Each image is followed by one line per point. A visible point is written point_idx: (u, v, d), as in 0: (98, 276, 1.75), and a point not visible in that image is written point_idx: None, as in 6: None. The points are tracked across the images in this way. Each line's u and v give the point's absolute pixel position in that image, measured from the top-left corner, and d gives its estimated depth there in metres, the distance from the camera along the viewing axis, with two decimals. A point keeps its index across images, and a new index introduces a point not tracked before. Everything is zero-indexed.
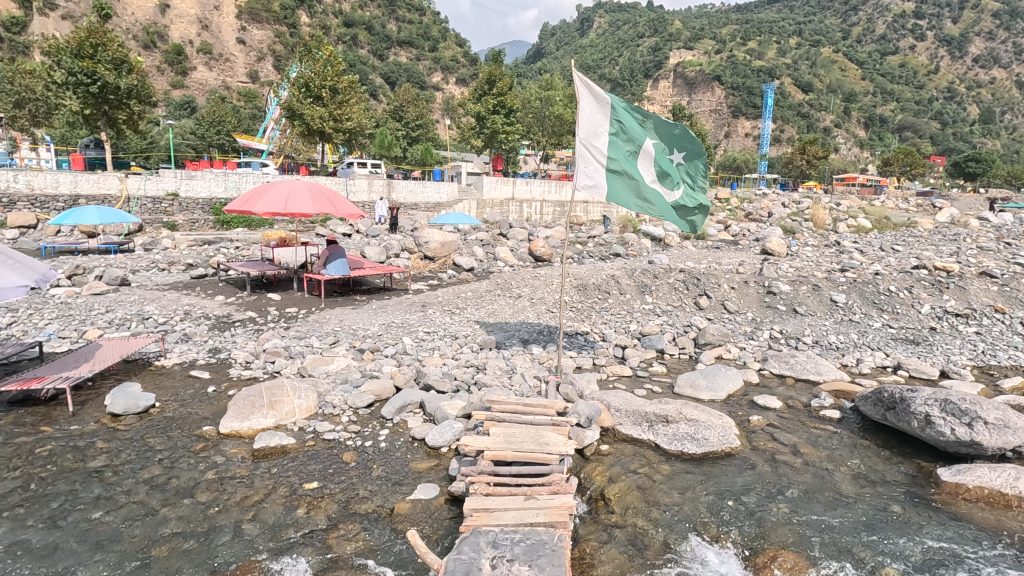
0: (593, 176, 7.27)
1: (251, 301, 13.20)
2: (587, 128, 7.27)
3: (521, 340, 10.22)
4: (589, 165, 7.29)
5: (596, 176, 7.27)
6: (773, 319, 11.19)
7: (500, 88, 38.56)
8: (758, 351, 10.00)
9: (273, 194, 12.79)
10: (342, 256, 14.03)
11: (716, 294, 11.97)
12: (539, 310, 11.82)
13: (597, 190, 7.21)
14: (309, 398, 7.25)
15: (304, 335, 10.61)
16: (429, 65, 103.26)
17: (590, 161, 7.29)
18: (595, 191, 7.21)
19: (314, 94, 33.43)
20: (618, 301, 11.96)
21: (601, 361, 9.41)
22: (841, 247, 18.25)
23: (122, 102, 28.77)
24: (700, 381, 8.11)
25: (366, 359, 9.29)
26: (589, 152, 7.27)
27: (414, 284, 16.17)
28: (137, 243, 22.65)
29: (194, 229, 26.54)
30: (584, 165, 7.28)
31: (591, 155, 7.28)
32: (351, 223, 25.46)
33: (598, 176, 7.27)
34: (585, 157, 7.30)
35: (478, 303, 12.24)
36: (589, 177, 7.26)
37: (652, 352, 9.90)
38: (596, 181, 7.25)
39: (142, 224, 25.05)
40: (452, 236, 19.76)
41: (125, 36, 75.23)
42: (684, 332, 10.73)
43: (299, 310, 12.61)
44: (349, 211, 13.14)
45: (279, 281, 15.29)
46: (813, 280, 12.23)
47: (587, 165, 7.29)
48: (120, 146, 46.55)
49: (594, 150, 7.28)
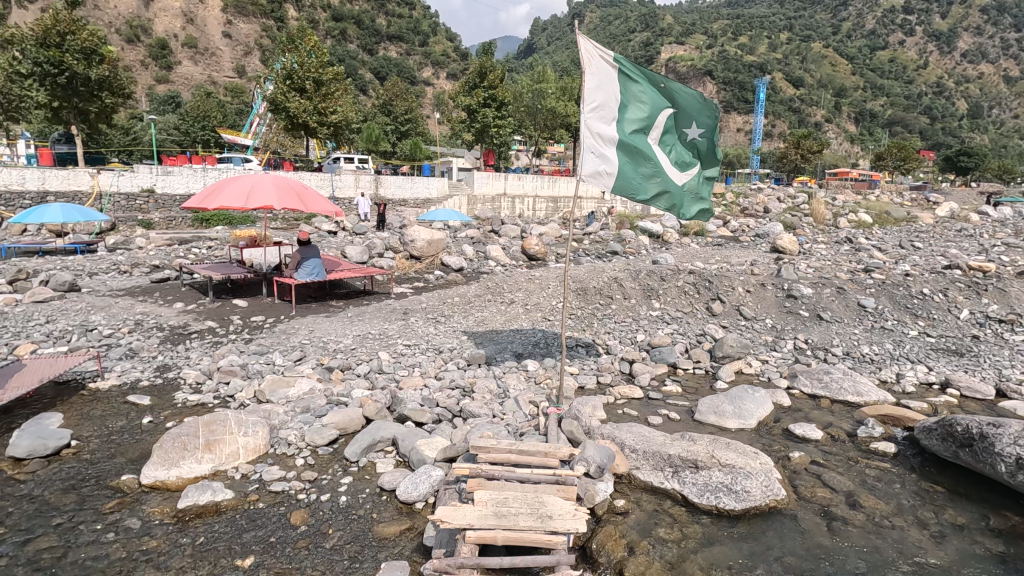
0: (599, 163, 6.07)
1: (213, 308, 11.85)
2: (594, 103, 6.02)
3: (514, 354, 8.98)
4: (596, 149, 6.06)
5: (603, 164, 6.08)
6: (795, 327, 10.02)
7: (491, 80, 37.18)
8: (783, 365, 8.84)
9: (234, 189, 11.54)
10: (316, 258, 12.75)
11: (730, 298, 10.80)
12: (534, 316, 10.59)
13: (606, 179, 6.05)
14: (258, 436, 5.98)
15: (266, 350, 9.29)
16: (419, 60, 101.68)
17: (598, 144, 6.06)
18: (602, 180, 6.05)
19: (297, 86, 31.97)
20: (623, 307, 10.75)
21: (607, 378, 8.21)
22: (854, 243, 17.19)
23: (93, 94, 27.17)
24: (726, 406, 6.90)
25: (336, 380, 8.00)
26: (597, 133, 6.04)
27: (397, 287, 14.90)
28: (106, 243, 21.17)
29: (170, 227, 25.06)
30: (588, 149, 6.04)
31: (600, 136, 6.04)
32: (336, 220, 24.11)
33: (605, 162, 6.08)
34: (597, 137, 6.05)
35: (466, 310, 10.96)
36: (595, 163, 6.07)
37: (664, 367, 8.72)
38: (606, 168, 6.08)
39: (114, 222, 23.59)
40: (440, 234, 18.49)
41: (107, 30, 73.06)
42: (697, 343, 9.54)
43: (266, 319, 11.29)
44: (320, 206, 11.83)
45: (249, 285, 13.95)
46: (837, 282, 11.05)
47: (594, 149, 6.06)
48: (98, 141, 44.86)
49: (602, 129, 6.05)
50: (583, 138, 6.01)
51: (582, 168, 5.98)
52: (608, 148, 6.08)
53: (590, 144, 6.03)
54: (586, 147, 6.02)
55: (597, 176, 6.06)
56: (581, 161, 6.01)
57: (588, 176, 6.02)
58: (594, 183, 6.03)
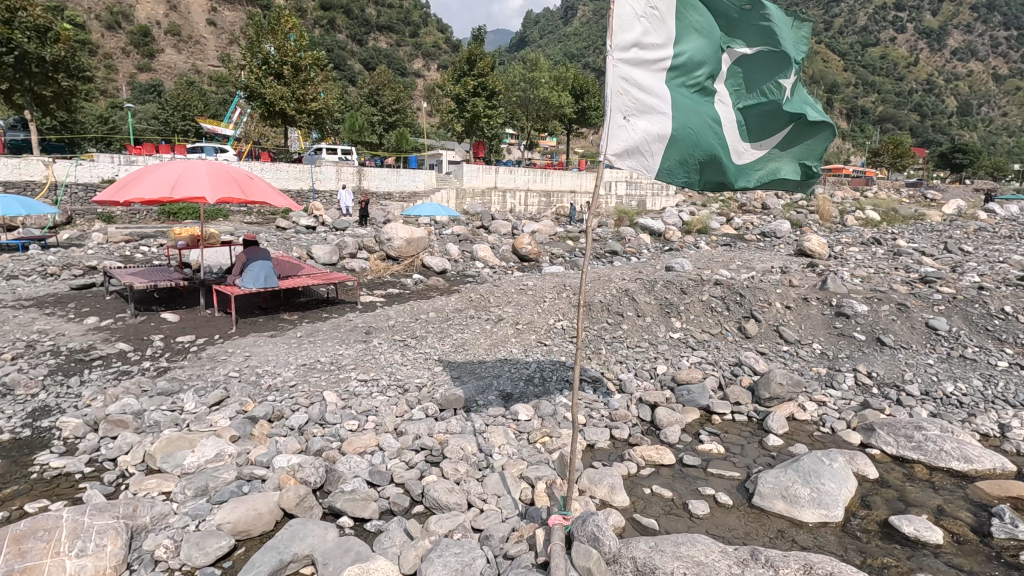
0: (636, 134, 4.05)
1: (133, 326, 9.65)
2: (629, 43, 3.96)
3: (501, 395, 6.90)
4: (632, 113, 4.03)
5: (644, 135, 4.06)
6: (852, 355, 8.07)
7: (481, 68, 34.93)
8: (846, 410, 6.88)
9: (157, 176, 9.35)
10: (264, 262, 10.62)
11: (766, 315, 8.83)
12: (528, 337, 8.53)
13: (648, 159, 4.10)
14: (103, 553, 3.92)
15: (179, 387, 7.14)
16: (410, 51, 98.50)
17: (636, 104, 4.04)
18: (642, 161, 4.10)
19: (274, 71, 29.55)
20: (637, 327, 8.70)
21: (624, 434, 6.23)
22: (885, 246, 15.37)
23: (49, 77, 24.48)
24: (799, 487, 4.87)
25: (259, 439, 5.88)
26: (630, 88, 4.01)
27: (367, 295, 12.80)
28: (57, 239, 18.77)
29: (134, 221, 22.67)
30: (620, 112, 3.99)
31: (638, 96, 4.03)
32: (313, 215, 21.96)
33: (646, 131, 4.07)
34: (632, 98, 4.03)
35: (444, 330, 8.85)
36: (630, 136, 4.04)
37: (695, 414, 6.78)
38: (647, 139, 4.07)
39: (70, 216, 21.21)
40: (421, 232, 16.40)
41: (87, 16, 69.68)
42: (731, 377, 7.57)
43: (196, 339, 9.14)
44: (266, 197, 9.71)
45: (187, 294, 11.69)
46: (896, 297, 9.09)
47: (627, 113, 4.02)
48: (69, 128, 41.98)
49: (639, 82, 4.03)
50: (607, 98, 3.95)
51: (606, 144, 3.98)
52: (650, 110, 4.07)
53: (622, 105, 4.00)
54: (615, 111, 3.97)
55: (636, 156, 4.07)
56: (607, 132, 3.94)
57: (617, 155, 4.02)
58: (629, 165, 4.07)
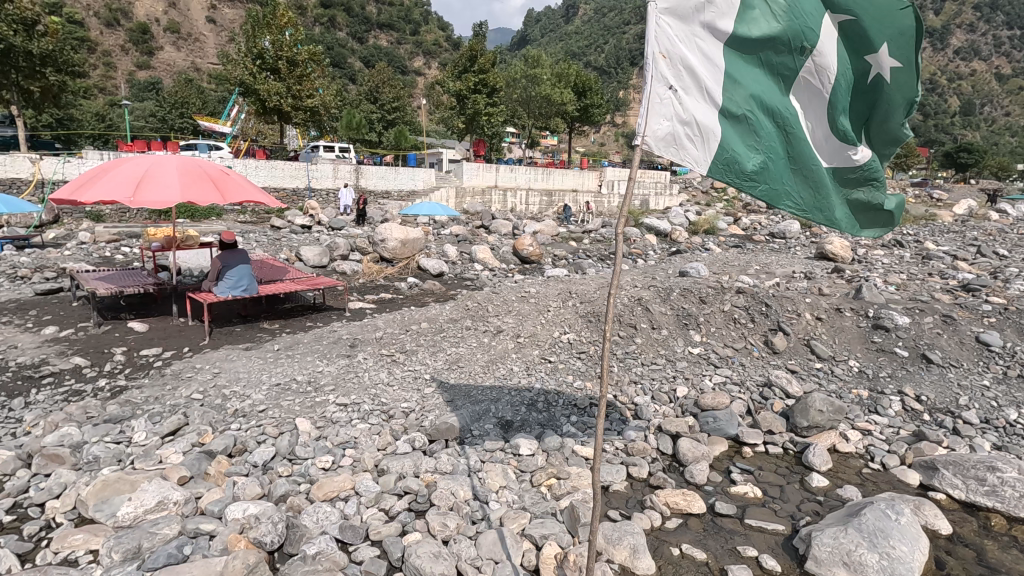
0: (683, 112, 3.19)
1: (94, 337, 8.73)
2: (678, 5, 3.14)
3: (500, 424, 6.01)
4: (678, 92, 3.18)
5: (692, 115, 3.20)
6: (895, 375, 7.16)
7: (482, 64, 34.02)
8: (898, 442, 5.97)
9: (120, 175, 8.40)
10: (243, 267, 9.69)
11: (795, 328, 7.94)
12: (530, 353, 7.62)
13: (699, 148, 3.20)
14: None
15: (133, 412, 6.22)
16: (411, 49, 97.45)
17: (683, 76, 3.19)
18: (691, 151, 3.21)
19: (269, 67, 28.66)
20: (652, 340, 7.81)
21: (643, 474, 5.33)
22: (910, 248, 14.44)
23: (36, 72, 23.40)
24: (865, 553, 3.97)
25: (214, 479, 5.00)
26: (678, 59, 3.16)
27: (357, 300, 11.92)
28: (43, 238, 17.93)
29: (124, 220, 21.83)
30: (663, 83, 3.14)
31: (684, 69, 3.19)
32: (309, 213, 21.17)
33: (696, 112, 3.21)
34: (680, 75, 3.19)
35: (437, 343, 7.97)
36: (673, 117, 3.18)
37: (723, 448, 5.88)
38: (692, 126, 3.20)
39: (57, 215, 20.39)
40: (416, 232, 15.53)
41: (85, 13, 68.78)
42: (760, 402, 6.68)
43: (162, 352, 8.22)
44: (243, 199, 8.77)
45: (160, 300, 10.74)
46: (940, 308, 8.19)
47: (672, 88, 3.17)
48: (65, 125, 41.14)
49: (688, 54, 3.18)
50: (646, 65, 3.11)
51: (642, 125, 3.12)
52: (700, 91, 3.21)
53: (666, 77, 3.15)
54: (657, 84, 3.12)
55: (682, 144, 3.20)
56: (644, 109, 3.08)
57: (657, 141, 3.15)
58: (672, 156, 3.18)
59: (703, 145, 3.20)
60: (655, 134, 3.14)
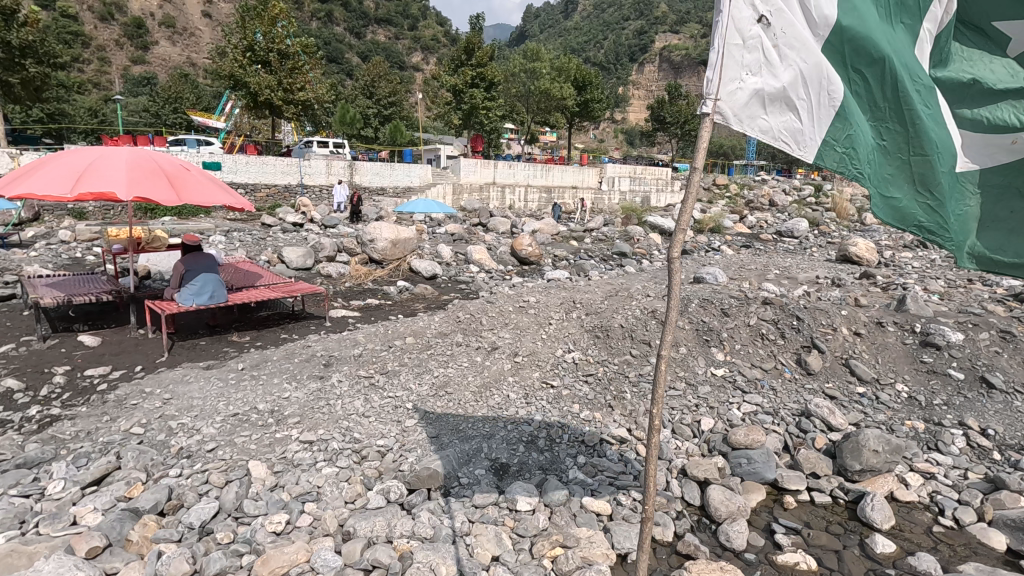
0: (775, 67, 2.51)
1: (36, 355, 7.68)
2: None
3: (494, 468, 5.03)
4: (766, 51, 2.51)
5: (789, 73, 2.50)
6: (953, 403, 6.17)
7: (480, 58, 32.95)
8: (969, 490, 4.99)
9: (56, 169, 7.39)
10: (207, 273, 8.66)
11: (831, 345, 6.95)
12: (529, 376, 6.61)
13: (795, 125, 2.50)
14: None
15: (58, 454, 5.19)
16: (409, 44, 95.75)
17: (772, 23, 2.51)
18: (787, 131, 2.52)
19: (260, 59, 27.47)
20: (670, 360, 6.81)
21: (667, 537, 4.35)
22: (935, 250, 13.47)
23: (15, 63, 21.90)
24: None
25: (137, 548, 4.02)
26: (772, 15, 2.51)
27: (340, 308, 10.91)
28: (22, 236, 16.84)
29: (107, 219, 20.71)
30: (744, 28, 2.49)
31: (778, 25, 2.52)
32: (302, 211, 20.14)
33: (796, 65, 2.51)
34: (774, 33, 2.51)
35: (424, 362, 6.98)
36: (757, 79, 2.50)
37: (760, 499, 4.89)
38: (782, 91, 2.50)
39: (36, 214, 19.28)
40: (408, 231, 14.51)
41: (79, 7, 67.33)
42: (798, 438, 5.69)
43: (110, 372, 7.20)
44: (201, 197, 7.80)
45: (120, 310, 9.64)
46: (995, 322, 7.21)
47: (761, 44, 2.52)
48: (54, 123, 39.86)
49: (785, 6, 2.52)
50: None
51: (715, 84, 2.46)
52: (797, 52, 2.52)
53: (750, 16, 2.50)
54: (740, 36, 2.48)
55: (775, 113, 2.51)
56: (718, 63, 2.43)
57: (734, 110, 2.50)
58: (756, 134, 2.54)
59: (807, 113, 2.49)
60: (730, 99, 2.49)
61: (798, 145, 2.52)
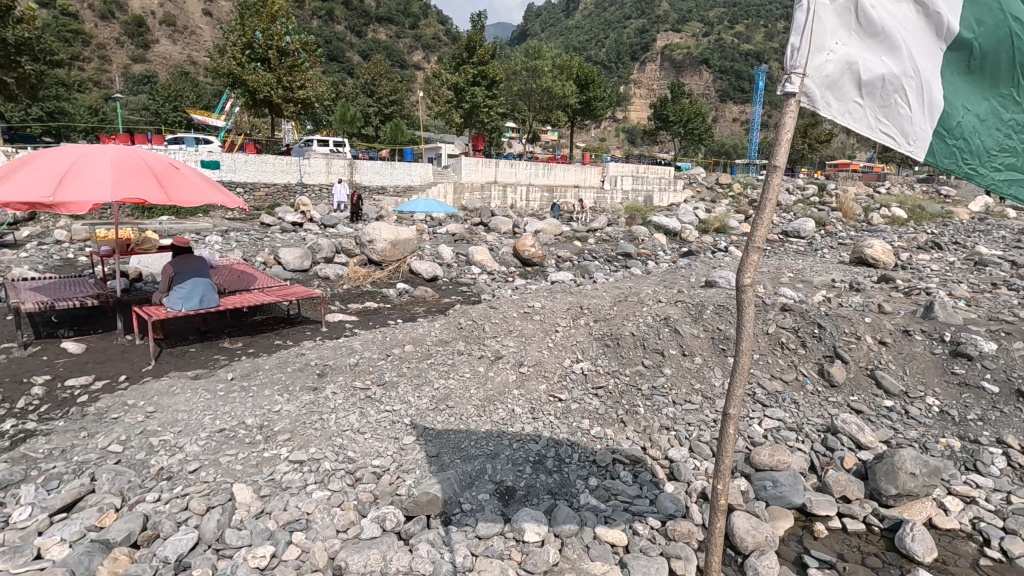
0: (870, 42, 2.40)
1: (16, 363, 7.30)
2: None
3: (498, 494, 4.63)
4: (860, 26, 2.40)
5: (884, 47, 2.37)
6: (988, 418, 5.77)
7: (481, 56, 32.57)
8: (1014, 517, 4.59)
9: (36, 170, 6.98)
10: (197, 277, 8.27)
11: (855, 355, 6.56)
12: (535, 389, 6.21)
13: (896, 103, 2.36)
14: None
15: (29, 476, 4.80)
16: (410, 43, 95.15)
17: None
18: (891, 111, 2.37)
19: (259, 56, 27.06)
20: (686, 372, 6.42)
21: (691, 573, 3.95)
22: (950, 252, 13.07)
23: (12, 61, 21.23)
24: None
25: None
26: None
27: (337, 312, 10.52)
28: (16, 236, 16.43)
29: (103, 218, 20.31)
30: None
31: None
32: (302, 211, 19.77)
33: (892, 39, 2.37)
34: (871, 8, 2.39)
35: (423, 373, 6.59)
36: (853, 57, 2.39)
37: (789, 528, 4.50)
38: (881, 69, 2.36)
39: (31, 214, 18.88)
40: (408, 231, 14.14)
41: (78, 5, 66.82)
42: (825, 457, 5.30)
43: (93, 383, 6.81)
44: (191, 196, 7.43)
45: (107, 315, 9.24)
46: None
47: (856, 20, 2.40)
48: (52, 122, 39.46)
49: None
50: None
51: (805, 61, 2.38)
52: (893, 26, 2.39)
53: None
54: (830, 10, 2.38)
55: (873, 96, 2.38)
56: (805, 36, 2.36)
57: (823, 89, 2.42)
58: (849, 120, 2.46)
59: (913, 96, 2.34)
60: (817, 76, 2.41)
61: (900, 129, 2.38)
